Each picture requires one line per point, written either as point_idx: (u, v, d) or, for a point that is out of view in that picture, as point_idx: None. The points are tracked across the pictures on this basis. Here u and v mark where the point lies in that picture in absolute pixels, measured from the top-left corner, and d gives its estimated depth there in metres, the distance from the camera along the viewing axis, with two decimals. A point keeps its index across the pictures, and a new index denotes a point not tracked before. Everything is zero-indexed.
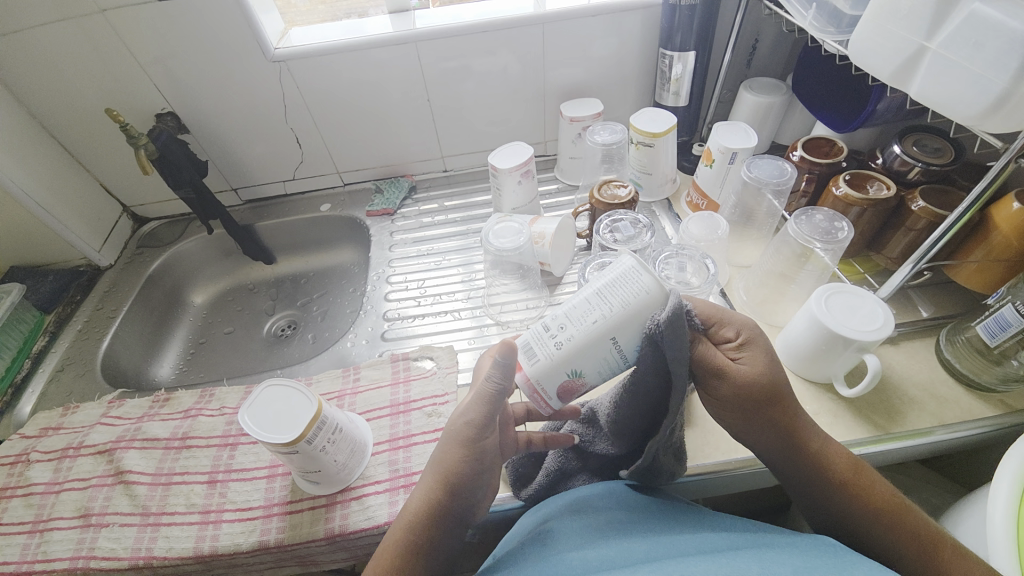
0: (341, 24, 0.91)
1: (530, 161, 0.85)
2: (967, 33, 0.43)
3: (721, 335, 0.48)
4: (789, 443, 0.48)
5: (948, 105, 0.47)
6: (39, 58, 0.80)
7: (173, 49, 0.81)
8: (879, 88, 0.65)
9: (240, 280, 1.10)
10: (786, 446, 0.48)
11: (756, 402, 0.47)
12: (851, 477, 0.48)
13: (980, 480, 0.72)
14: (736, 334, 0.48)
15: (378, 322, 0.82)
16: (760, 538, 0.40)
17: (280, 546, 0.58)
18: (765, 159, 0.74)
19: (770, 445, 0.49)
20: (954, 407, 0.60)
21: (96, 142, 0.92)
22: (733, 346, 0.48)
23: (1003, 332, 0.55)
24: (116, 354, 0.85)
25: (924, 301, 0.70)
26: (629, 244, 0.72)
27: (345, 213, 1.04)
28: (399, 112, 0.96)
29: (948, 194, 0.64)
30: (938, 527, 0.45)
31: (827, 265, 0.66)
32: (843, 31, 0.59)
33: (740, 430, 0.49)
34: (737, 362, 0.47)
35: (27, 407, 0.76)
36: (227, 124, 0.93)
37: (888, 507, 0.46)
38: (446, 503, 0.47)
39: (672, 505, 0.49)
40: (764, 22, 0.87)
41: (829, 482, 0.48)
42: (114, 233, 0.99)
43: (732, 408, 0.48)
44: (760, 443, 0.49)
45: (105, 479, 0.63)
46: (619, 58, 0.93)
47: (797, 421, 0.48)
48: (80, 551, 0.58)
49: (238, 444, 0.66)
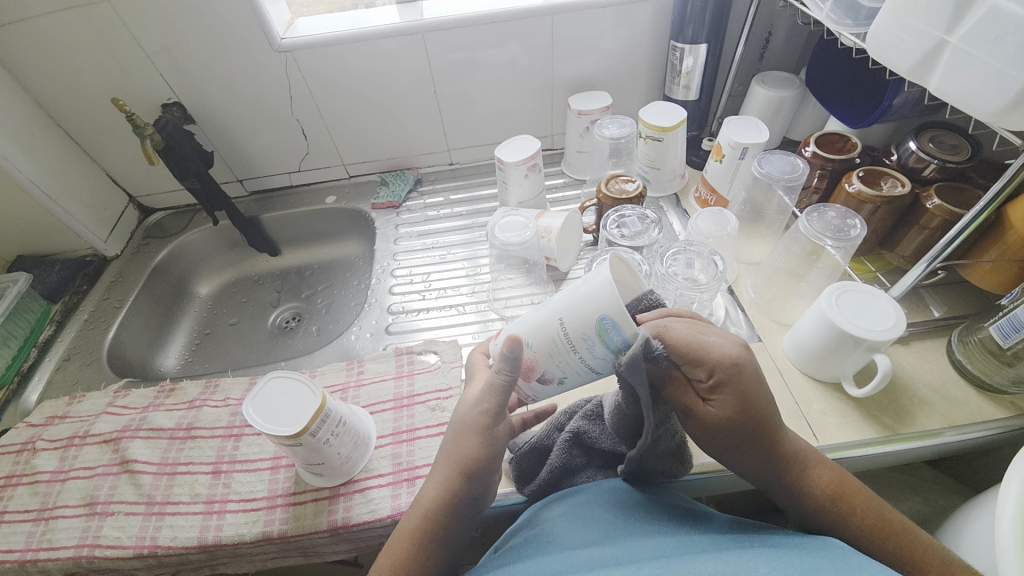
0: (348, 14, 0.90)
1: (537, 155, 0.84)
2: (988, 27, 0.42)
3: (692, 373, 0.44)
4: (771, 462, 0.46)
5: (966, 100, 0.46)
6: (44, 47, 0.79)
7: (179, 39, 0.81)
8: (894, 83, 0.64)
9: (245, 271, 1.10)
10: (767, 466, 0.46)
11: (733, 425, 0.45)
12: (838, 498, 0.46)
13: (989, 482, 0.71)
14: (709, 376, 0.44)
15: (383, 315, 0.82)
16: (762, 539, 0.39)
17: (283, 537, 0.58)
18: (777, 154, 0.73)
19: (751, 466, 0.47)
20: (965, 408, 0.59)
21: (102, 133, 0.92)
22: (705, 383, 0.44)
23: (1015, 334, 0.54)
24: (122, 344, 0.86)
25: (936, 301, 0.69)
26: (637, 240, 0.71)
27: (350, 205, 1.03)
28: (406, 103, 0.95)
29: (964, 192, 0.62)
30: (937, 544, 0.45)
31: (838, 263, 0.65)
32: (860, 24, 0.58)
33: (718, 451, 0.48)
34: (707, 401, 0.45)
35: (33, 396, 0.76)
36: (232, 114, 0.92)
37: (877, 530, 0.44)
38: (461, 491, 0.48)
39: (672, 502, 0.49)
40: (778, 14, 0.85)
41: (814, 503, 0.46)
42: (120, 223, 1.00)
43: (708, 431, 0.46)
44: (741, 464, 0.47)
45: (111, 468, 0.64)
46: (629, 51, 0.92)
47: (779, 441, 0.46)
48: (85, 540, 0.59)
49: (241, 436, 0.66)
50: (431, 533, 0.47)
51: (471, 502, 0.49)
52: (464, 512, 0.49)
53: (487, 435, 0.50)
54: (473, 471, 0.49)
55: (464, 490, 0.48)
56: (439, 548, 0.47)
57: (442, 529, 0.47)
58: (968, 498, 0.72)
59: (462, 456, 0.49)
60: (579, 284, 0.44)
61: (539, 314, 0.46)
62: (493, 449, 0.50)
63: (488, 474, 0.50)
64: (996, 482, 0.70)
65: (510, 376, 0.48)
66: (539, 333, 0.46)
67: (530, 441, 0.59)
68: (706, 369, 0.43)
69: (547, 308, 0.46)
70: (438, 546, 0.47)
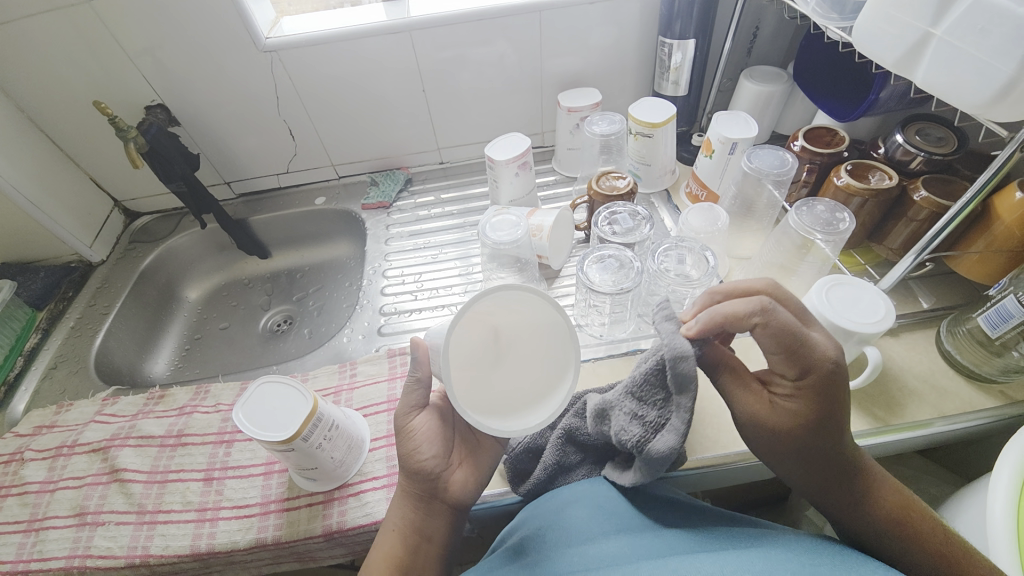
0: (335, 12, 0.89)
1: (527, 153, 0.83)
2: (973, 18, 0.42)
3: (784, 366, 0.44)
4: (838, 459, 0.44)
5: (952, 92, 0.47)
6: (22, 51, 0.78)
7: (160, 39, 0.79)
8: (881, 76, 0.64)
9: (234, 275, 1.08)
10: (833, 485, 0.45)
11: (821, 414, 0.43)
12: (904, 517, 0.44)
13: (981, 470, 0.72)
14: (800, 372, 0.43)
15: (375, 317, 0.81)
16: (781, 536, 0.40)
17: (277, 543, 0.57)
18: (766, 149, 0.73)
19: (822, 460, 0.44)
20: (955, 398, 0.59)
21: (85, 138, 0.90)
22: (787, 382, 0.45)
23: (1004, 324, 0.54)
24: (109, 351, 0.85)
25: (925, 291, 0.70)
26: (628, 237, 0.71)
27: (340, 206, 1.02)
28: (394, 102, 0.94)
29: (950, 184, 0.63)
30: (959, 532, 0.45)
31: (827, 257, 0.66)
32: (846, 17, 0.58)
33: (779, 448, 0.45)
34: (774, 399, 0.45)
35: (20, 405, 0.75)
36: (219, 115, 0.91)
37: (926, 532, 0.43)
38: (414, 491, 0.51)
39: (729, 512, 0.49)
40: (765, 9, 0.85)
41: (875, 527, 0.45)
42: (106, 228, 0.98)
43: (767, 441, 0.46)
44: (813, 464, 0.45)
45: (100, 477, 0.63)
46: (618, 47, 0.92)
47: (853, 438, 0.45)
48: (77, 550, 0.58)
49: (233, 442, 0.65)
50: (404, 524, 0.50)
51: (426, 492, 0.51)
52: (428, 502, 0.51)
53: (403, 430, 0.53)
54: (410, 465, 0.51)
55: (413, 483, 0.52)
56: (417, 541, 0.50)
57: (412, 526, 0.50)
58: (960, 487, 0.73)
59: (402, 454, 0.52)
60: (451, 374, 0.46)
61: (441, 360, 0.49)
62: (417, 443, 0.52)
63: (431, 464, 0.52)
64: (986, 471, 0.71)
65: (424, 385, 0.53)
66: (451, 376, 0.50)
67: (524, 441, 0.58)
68: (799, 365, 0.43)
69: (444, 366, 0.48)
70: (411, 537, 0.50)
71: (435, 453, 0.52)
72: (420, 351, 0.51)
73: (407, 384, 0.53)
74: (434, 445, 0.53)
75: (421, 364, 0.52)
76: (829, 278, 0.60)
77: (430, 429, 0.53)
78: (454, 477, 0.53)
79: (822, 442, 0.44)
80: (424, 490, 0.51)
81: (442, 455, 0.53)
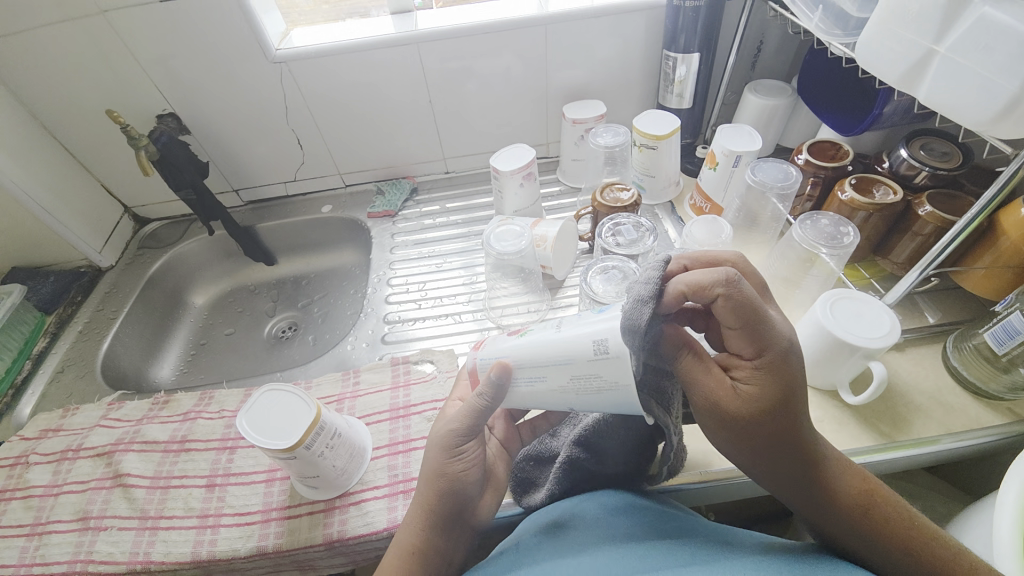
0: (344, 24, 0.91)
1: (532, 163, 0.84)
2: (977, 36, 0.43)
3: (739, 345, 0.41)
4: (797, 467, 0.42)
5: (957, 109, 0.47)
6: (40, 61, 0.80)
7: (173, 49, 0.81)
8: (885, 91, 0.64)
9: (240, 281, 1.09)
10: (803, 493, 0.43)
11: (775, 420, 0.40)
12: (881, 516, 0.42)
13: (988, 489, 0.72)
14: (756, 352, 0.40)
15: (379, 325, 0.82)
16: (778, 548, 0.40)
17: (278, 551, 0.57)
18: (770, 162, 0.73)
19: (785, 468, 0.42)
20: (962, 415, 0.59)
21: (98, 146, 0.92)
22: (746, 364, 0.41)
23: (1011, 341, 0.54)
24: (116, 355, 0.85)
25: (930, 307, 0.69)
26: (632, 248, 0.71)
27: (346, 215, 1.03)
28: (401, 112, 0.95)
29: (956, 199, 0.63)
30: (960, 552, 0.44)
31: (832, 270, 0.66)
32: (849, 34, 0.59)
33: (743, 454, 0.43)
34: (733, 383, 0.41)
35: (27, 408, 0.76)
36: (229, 123, 0.92)
37: (911, 538, 0.41)
38: (446, 512, 0.49)
39: (716, 523, 0.48)
40: (768, 24, 0.86)
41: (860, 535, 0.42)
42: (115, 234, 0.99)
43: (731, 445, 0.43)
44: (778, 473, 0.42)
45: (104, 482, 0.63)
46: (623, 60, 0.93)
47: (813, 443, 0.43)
48: (79, 555, 0.58)
49: (236, 448, 0.66)
50: (425, 546, 0.47)
51: (456, 514, 0.50)
52: (453, 525, 0.49)
53: (454, 452, 0.50)
54: (452, 485, 0.49)
55: (447, 505, 0.49)
56: (438, 564, 0.48)
57: (435, 547, 0.48)
58: (967, 505, 0.72)
59: (445, 471, 0.49)
60: (589, 380, 0.42)
61: (533, 378, 0.45)
62: (466, 464, 0.50)
63: (469, 486, 0.50)
64: (993, 489, 0.71)
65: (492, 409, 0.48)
66: (528, 398, 0.46)
67: (528, 449, 0.58)
68: (753, 342, 0.40)
69: (547, 384, 0.44)
70: (434, 561, 0.47)
71: (478, 476, 0.51)
72: (505, 378, 0.46)
73: (468, 410, 0.49)
74: (477, 470, 0.51)
75: (504, 390, 0.47)
76: (842, 291, 0.60)
77: (480, 453, 0.51)
78: (482, 506, 0.53)
79: (777, 434, 0.41)
80: (454, 515, 0.49)
81: (480, 477, 0.51)
